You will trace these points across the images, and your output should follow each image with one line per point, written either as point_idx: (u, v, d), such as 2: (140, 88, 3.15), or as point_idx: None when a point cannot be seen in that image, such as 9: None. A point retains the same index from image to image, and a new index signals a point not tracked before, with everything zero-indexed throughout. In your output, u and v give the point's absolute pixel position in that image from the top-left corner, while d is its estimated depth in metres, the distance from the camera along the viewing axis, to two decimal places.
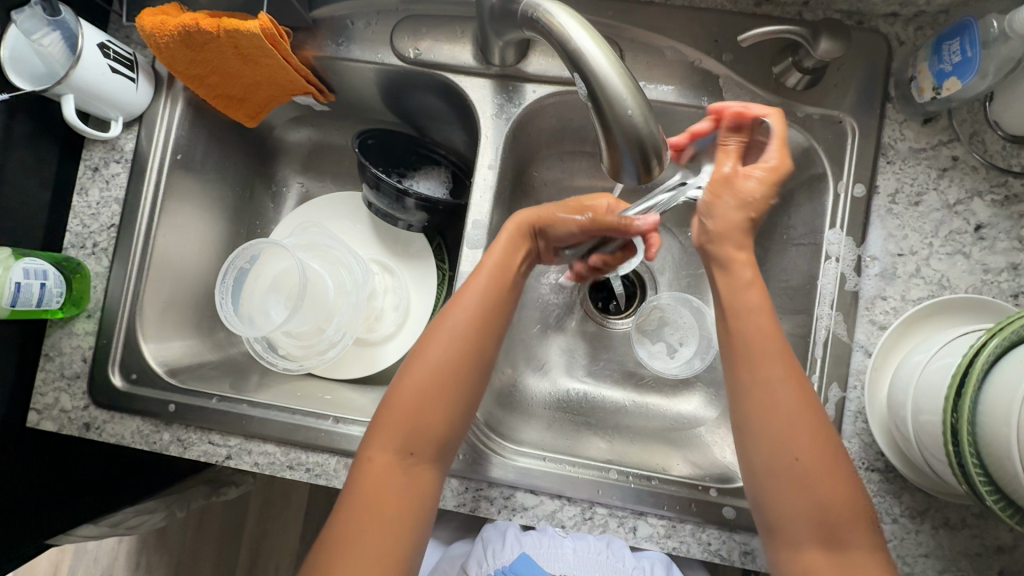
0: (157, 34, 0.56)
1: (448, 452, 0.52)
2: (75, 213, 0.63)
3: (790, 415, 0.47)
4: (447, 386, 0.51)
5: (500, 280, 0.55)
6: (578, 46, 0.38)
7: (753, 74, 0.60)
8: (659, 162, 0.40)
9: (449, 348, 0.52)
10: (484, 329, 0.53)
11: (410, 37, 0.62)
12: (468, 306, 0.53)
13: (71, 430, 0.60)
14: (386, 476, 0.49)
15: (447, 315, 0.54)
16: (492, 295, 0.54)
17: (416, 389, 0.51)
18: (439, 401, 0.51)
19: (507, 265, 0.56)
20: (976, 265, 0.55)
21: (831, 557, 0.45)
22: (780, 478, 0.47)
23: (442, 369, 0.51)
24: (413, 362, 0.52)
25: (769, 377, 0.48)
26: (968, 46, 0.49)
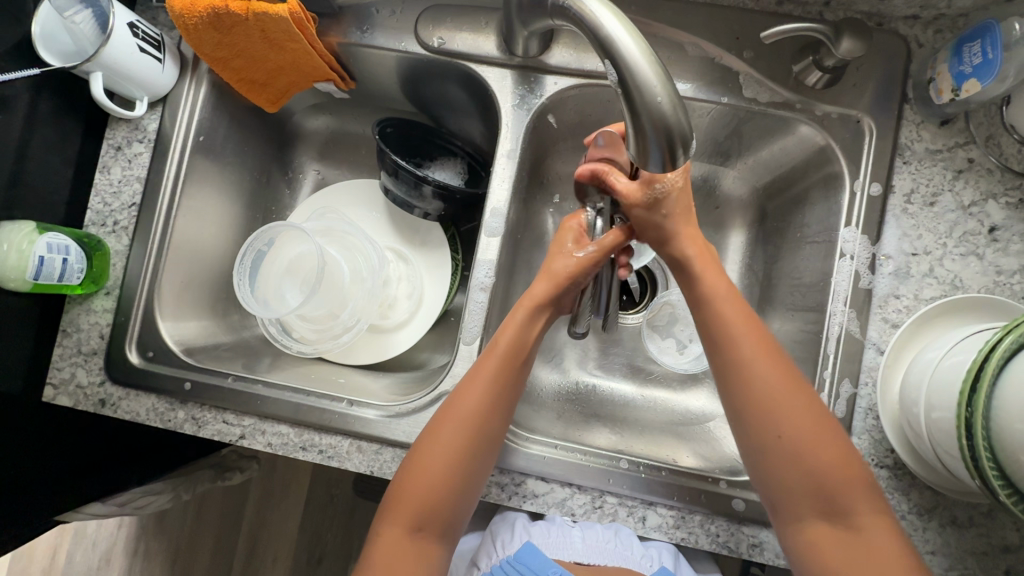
0: (186, 15, 0.56)
1: (455, 530, 0.53)
2: (97, 190, 0.63)
3: (776, 392, 0.49)
4: (456, 473, 0.52)
5: (509, 360, 0.55)
6: (610, 34, 0.39)
7: (773, 71, 0.61)
8: (686, 152, 0.40)
9: (458, 433, 0.52)
10: (493, 414, 0.53)
11: (434, 26, 0.63)
12: (480, 390, 0.53)
13: (87, 405, 0.60)
14: (396, 555, 0.50)
15: (457, 399, 0.54)
16: (502, 376, 0.54)
17: (424, 472, 0.52)
18: (446, 485, 0.52)
19: (517, 346, 0.56)
20: (989, 266, 0.56)
21: (836, 527, 0.46)
22: (775, 453, 0.48)
23: (453, 458, 0.52)
24: (424, 447, 0.53)
25: (751, 362, 0.50)
26: (989, 48, 0.50)
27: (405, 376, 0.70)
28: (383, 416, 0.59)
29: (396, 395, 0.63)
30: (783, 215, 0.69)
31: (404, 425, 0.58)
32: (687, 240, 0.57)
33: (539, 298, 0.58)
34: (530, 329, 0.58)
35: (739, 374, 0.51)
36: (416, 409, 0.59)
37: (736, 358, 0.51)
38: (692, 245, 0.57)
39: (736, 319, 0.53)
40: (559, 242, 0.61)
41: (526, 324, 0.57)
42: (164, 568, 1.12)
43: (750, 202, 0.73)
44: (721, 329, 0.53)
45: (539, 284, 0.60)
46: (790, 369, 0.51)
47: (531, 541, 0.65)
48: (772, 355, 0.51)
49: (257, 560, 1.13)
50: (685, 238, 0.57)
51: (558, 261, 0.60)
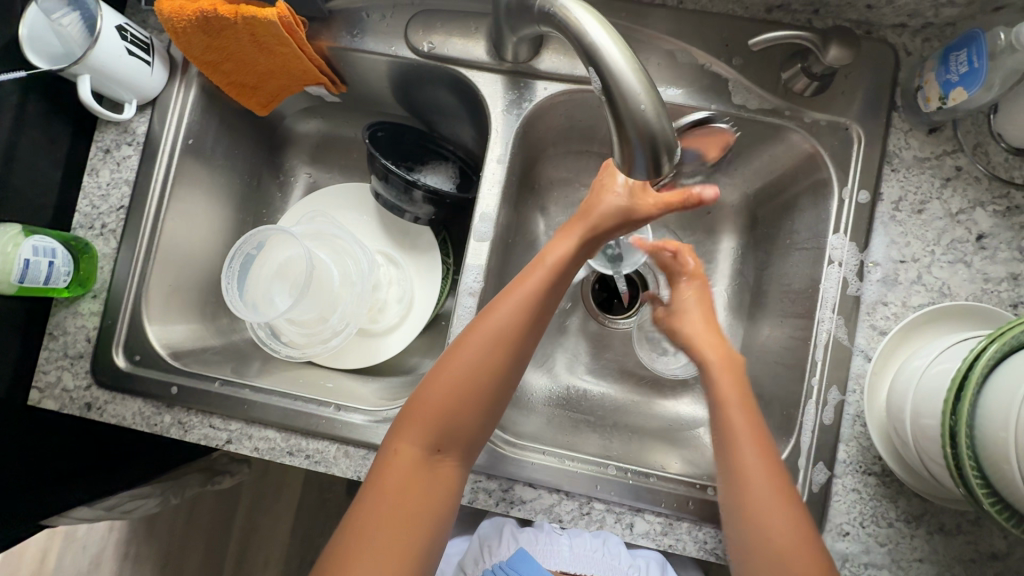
0: (174, 18, 0.56)
1: (474, 452, 0.53)
2: (85, 193, 0.63)
3: (754, 470, 0.50)
4: (482, 387, 0.52)
5: (548, 279, 0.56)
6: (595, 41, 0.39)
7: (762, 79, 0.61)
8: (671, 159, 0.41)
9: (489, 347, 0.52)
10: (525, 333, 0.54)
11: (424, 31, 0.63)
12: (512, 306, 0.54)
13: (73, 409, 0.60)
14: (412, 467, 0.50)
15: (490, 314, 0.54)
16: (540, 297, 0.55)
17: (450, 383, 0.52)
18: (471, 400, 0.52)
19: (561, 266, 0.57)
20: (977, 274, 0.56)
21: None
22: (757, 561, 0.48)
23: (479, 369, 0.52)
24: (451, 360, 0.53)
25: (750, 469, 0.50)
26: (975, 57, 0.50)
27: (395, 381, 0.70)
28: (371, 420, 0.59)
29: (384, 400, 0.63)
30: (773, 221, 0.69)
31: None
32: (710, 347, 0.60)
33: (597, 226, 0.58)
34: (574, 255, 0.58)
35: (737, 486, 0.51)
36: None
37: (738, 466, 0.51)
38: (727, 379, 0.56)
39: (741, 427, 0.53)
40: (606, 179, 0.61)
41: (571, 249, 0.58)
42: (154, 572, 1.11)
43: (741, 209, 0.73)
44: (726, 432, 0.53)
45: (598, 207, 0.59)
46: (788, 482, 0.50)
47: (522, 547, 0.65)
48: (773, 465, 0.51)
49: (248, 564, 1.13)
50: (715, 349, 0.60)
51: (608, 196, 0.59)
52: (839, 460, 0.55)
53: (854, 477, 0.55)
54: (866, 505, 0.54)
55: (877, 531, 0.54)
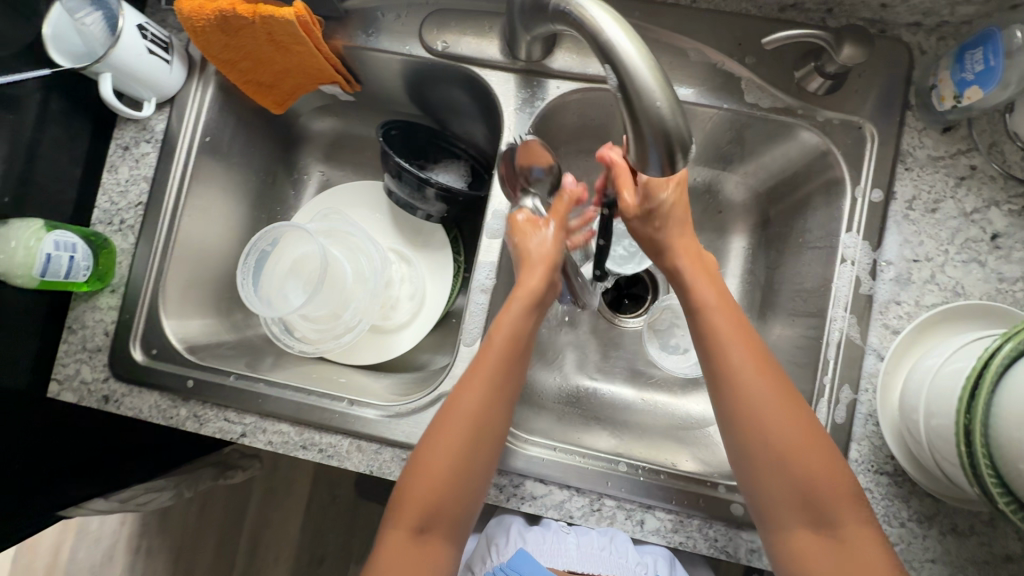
0: (194, 17, 0.57)
1: (462, 527, 0.53)
2: (104, 189, 0.64)
3: (758, 393, 0.49)
4: (461, 471, 0.51)
5: (507, 353, 0.55)
6: (610, 40, 0.39)
7: (775, 77, 0.61)
8: (684, 156, 0.41)
9: (462, 429, 0.52)
10: (495, 408, 0.53)
11: (438, 30, 0.64)
12: (481, 384, 0.54)
13: (90, 401, 0.61)
14: (404, 554, 0.50)
15: (459, 395, 0.54)
16: (503, 370, 0.55)
17: (428, 471, 0.51)
18: (450, 484, 0.51)
19: (514, 338, 0.56)
20: (991, 273, 0.55)
21: (820, 536, 0.46)
22: (776, 484, 0.48)
23: (458, 452, 0.51)
24: (428, 446, 0.52)
25: (749, 385, 0.50)
26: (991, 55, 0.50)
27: (406, 377, 0.70)
28: (383, 415, 0.59)
29: (397, 396, 0.63)
30: (785, 220, 0.69)
31: (404, 425, 0.59)
32: (682, 253, 0.59)
33: (535, 291, 0.59)
34: (525, 322, 0.57)
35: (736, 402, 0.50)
36: (416, 410, 0.59)
37: (727, 364, 0.51)
38: (709, 292, 0.55)
39: (738, 346, 0.52)
40: (522, 229, 0.61)
41: (521, 318, 0.57)
42: (165, 566, 1.12)
43: (752, 208, 0.73)
44: (719, 354, 0.52)
45: (528, 275, 0.59)
46: (789, 391, 0.50)
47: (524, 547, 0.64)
48: (773, 377, 0.50)
49: (257, 560, 1.13)
50: (704, 293, 0.56)
51: (533, 244, 0.61)
52: (851, 459, 0.55)
53: (866, 476, 0.55)
54: (878, 504, 0.54)
55: (889, 531, 0.53)
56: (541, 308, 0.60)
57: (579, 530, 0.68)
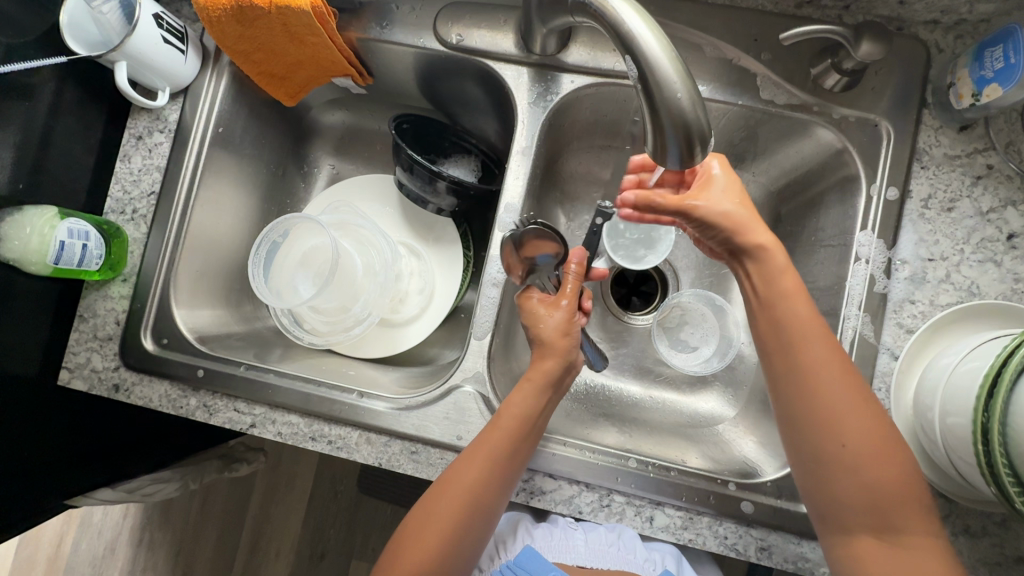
0: (210, 8, 0.57)
1: None
2: (117, 178, 0.64)
3: (834, 390, 0.48)
4: (451, 549, 0.51)
5: (513, 436, 0.53)
6: (632, 30, 0.39)
7: (791, 73, 0.60)
8: (702, 149, 0.41)
9: (456, 505, 0.51)
10: (493, 488, 0.52)
11: (453, 23, 0.64)
12: (480, 464, 0.52)
13: (101, 390, 0.61)
14: None
15: (456, 472, 0.53)
16: (508, 449, 0.53)
17: (420, 544, 0.51)
18: (442, 554, 0.51)
19: (523, 421, 0.54)
20: (1007, 274, 0.55)
21: (884, 543, 0.46)
22: (848, 487, 0.47)
23: (451, 526, 0.51)
24: (421, 520, 0.52)
25: (828, 380, 0.48)
26: (1011, 52, 0.50)
27: (415, 371, 0.70)
28: (393, 408, 0.59)
29: (406, 389, 0.63)
30: (798, 218, 0.68)
31: (414, 419, 0.58)
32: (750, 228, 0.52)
33: (548, 373, 0.56)
34: (535, 403, 0.55)
35: (810, 392, 0.49)
36: (426, 402, 0.59)
37: (805, 362, 0.49)
38: (764, 232, 0.52)
39: (815, 337, 0.50)
40: (533, 311, 0.59)
41: (532, 399, 0.55)
42: (167, 558, 1.12)
43: (764, 205, 0.72)
44: (798, 343, 0.50)
45: (543, 359, 0.57)
46: (868, 397, 0.48)
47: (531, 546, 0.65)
48: (850, 375, 0.49)
49: (259, 554, 1.14)
50: (753, 232, 0.52)
51: (546, 328, 0.58)
52: None
53: None
54: None
55: None
56: (553, 393, 0.57)
57: (587, 525, 0.68)
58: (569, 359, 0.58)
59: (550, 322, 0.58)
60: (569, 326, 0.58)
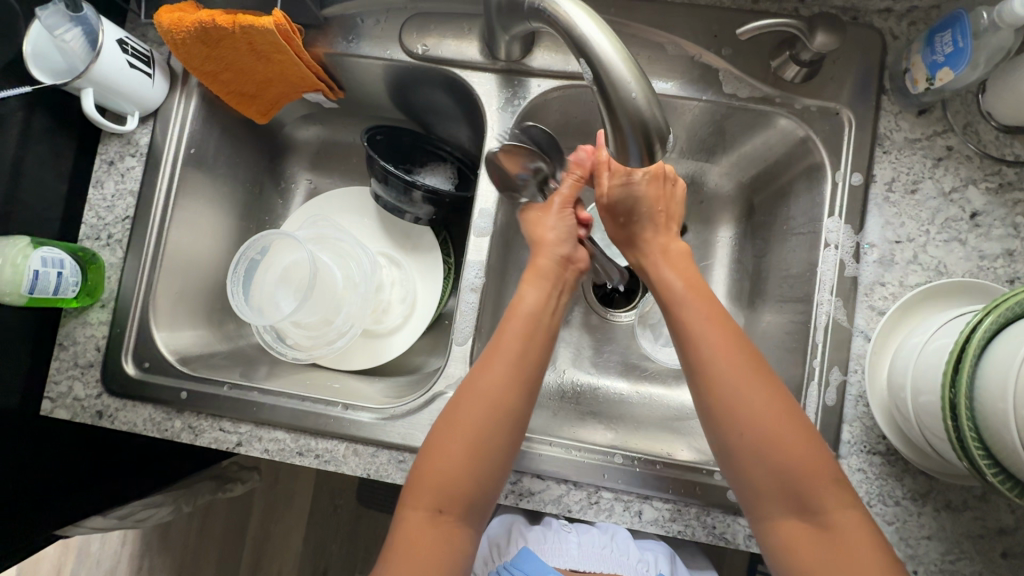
0: (174, 30, 0.57)
1: (477, 510, 0.52)
2: (91, 205, 0.64)
3: (731, 379, 0.50)
4: (479, 444, 0.52)
5: (525, 331, 0.57)
6: (584, 33, 0.40)
7: (752, 67, 0.62)
8: (662, 146, 0.41)
9: (483, 405, 0.53)
10: (516, 386, 0.54)
11: (417, 34, 0.64)
12: (501, 364, 0.54)
13: (84, 418, 0.61)
14: (423, 531, 0.50)
15: (476, 377, 0.54)
16: (520, 348, 0.56)
17: (446, 450, 0.52)
18: (469, 459, 0.51)
19: (532, 317, 0.58)
20: (973, 251, 0.56)
21: (806, 522, 0.46)
22: (758, 474, 0.48)
23: (483, 420, 0.52)
24: (447, 422, 0.53)
25: (724, 371, 0.50)
26: (959, 36, 0.51)
27: (400, 380, 0.71)
28: (380, 418, 0.59)
29: (391, 399, 0.63)
30: (769, 208, 0.69)
31: (400, 428, 0.59)
32: (665, 265, 0.60)
33: (542, 268, 0.62)
34: (540, 302, 0.59)
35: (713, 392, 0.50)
36: (411, 411, 0.59)
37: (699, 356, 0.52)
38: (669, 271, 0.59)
39: (712, 338, 0.52)
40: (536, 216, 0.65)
41: (537, 300, 0.59)
42: None
43: (736, 197, 0.73)
44: (694, 340, 0.53)
45: (540, 255, 0.62)
46: (770, 379, 0.50)
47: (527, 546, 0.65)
48: (747, 362, 0.50)
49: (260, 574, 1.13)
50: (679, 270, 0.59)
51: (542, 228, 0.63)
52: (844, 441, 0.56)
53: (860, 457, 0.55)
54: (872, 484, 0.55)
55: (885, 510, 0.54)
56: (554, 288, 0.61)
57: (580, 527, 0.69)
58: (566, 250, 0.63)
59: (547, 223, 0.64)
60: (564, 219, 0.64)
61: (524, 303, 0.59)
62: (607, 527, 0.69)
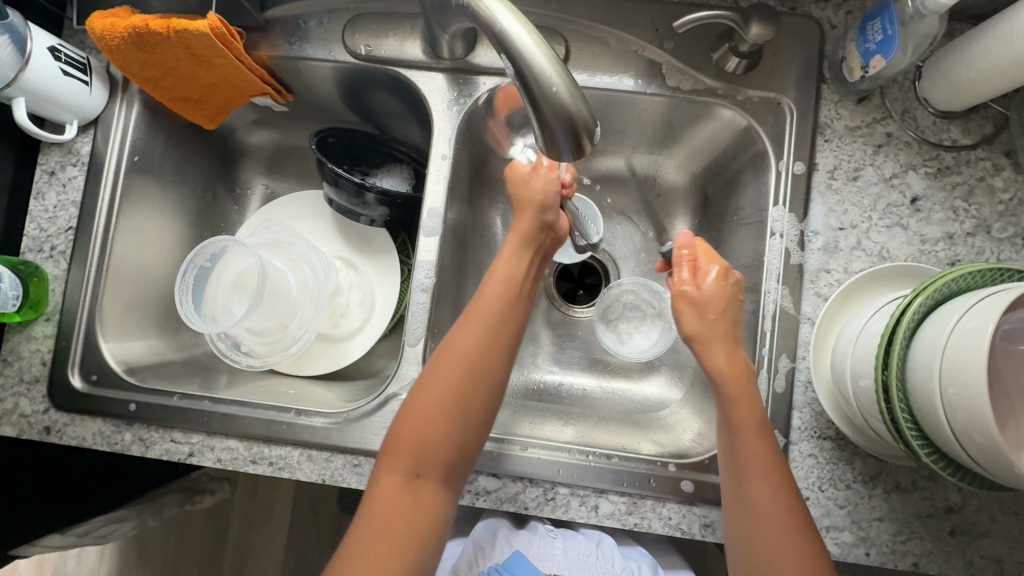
0: (107, 36, 0.57)
1: (456, 476, 0.52)
2: (32, 217, 0.63)
3: (756, 461, 0.49)
4: (456, 404, 0.52)
5: (503, 293, 0.59)
6: (505, 30, 0.40)
7: (695, 60, 0.62)
8: (591, 140, 0.42)
9: (458, 370, 0.53)
10: (492, 349, 0.55)
11: (362, 35, 0.64)
12: (476, 326, 0.56)
13: (31, 434, 0.59)
14: (397, 493, 0.50)
15: (455, 337, 0.56)
16: (499, 312, 0.57)
17: (420, 414, 0.52)
18: (444, 423, 0.52)
19: (507, 281, 0.60)
20: (914, 236, 0.57)
21: None
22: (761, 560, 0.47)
23: (460, 379, 0.53)
24: (426, 382, 0.54)
25: (752, 454, 0.50)
26: (888, 24, 0.52)
27: (359, 384, 0.70)
28: (333, 423, 0.59)
29: (345, 403, 0.63)
30: (721, 200, 0.70)
31: (355, 431, 0.58)
32: (717, 346, 0.55)
33: (525, 230, 0.62)
34: (517, 265, 0.61)
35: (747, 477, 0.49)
36: (364, 414, 0.59)
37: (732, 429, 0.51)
38: (722, 358, 0.54)
39: (751, 426, 0.51)
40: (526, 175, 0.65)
41: (513, 262, 0.61)
42: None
43: (691, 189, 0.74)
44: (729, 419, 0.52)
45: (522, 216, 0.63)
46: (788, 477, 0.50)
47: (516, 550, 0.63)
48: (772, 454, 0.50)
49: None
50: (710, 353, 0.55)
51: (527, 188, 0.65)
52: (794, 427, 0.56)
53: (810, 443, 0.56)
54: (823, 469, 0.55)
55: (836, 494, 0.55)
56: (535, 252, 0.62)
57: (565, 534, 0.67)
58: (548, 215, 0.64)
59: (532, 181, 0.65)
60: (549, 191, 0.64)
61: (501, 272, 0.60)
62: (592, 536, 0.69)
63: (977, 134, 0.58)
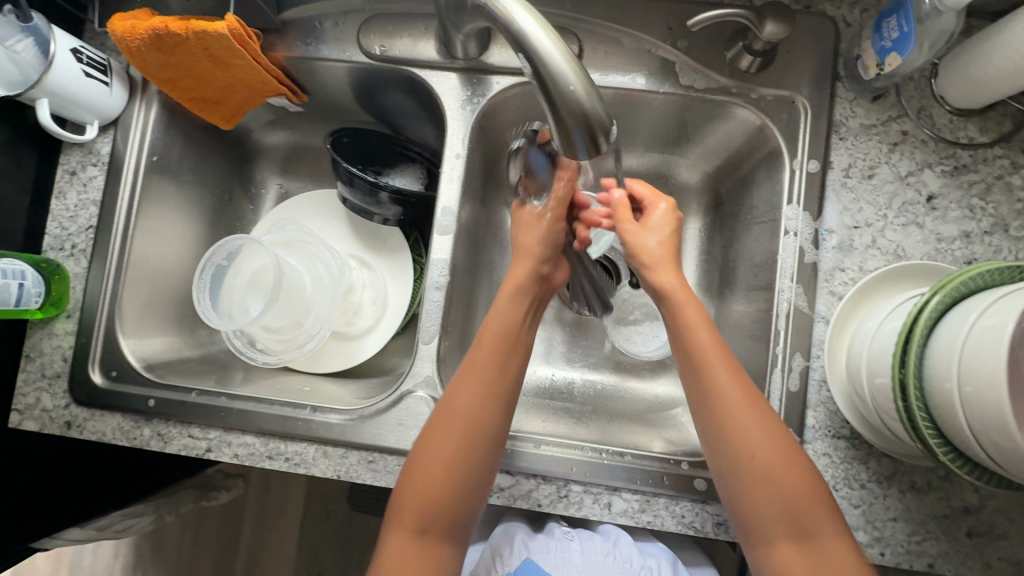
0: (128, 38, 0.57)
1: (460, 527, 0.51)
2: (54, 215, 0.64)
3: (729, 392, 0.50)
4: (456, 459, 0.51)
5: (499, 345, 0.56)
6: (522, 29, 0.40)
7: (708, 58, 0.62)
8: (606, 140, 0.42)
9: (455, 422, 0.52)
10: (489, 397, 0.54)
11: (376, 35, 0.65)
12: (471, 377, 0.54)
13: (53, 428, 0.60)
14: (406, 557, 0.49)
15: (452, 392, 0.54)
16: (494, 362, 0.55)
17: (422, 472, 0.51)
18: (446, 478, 0.51)
19: (504, 333, 0.57)
20: (930, 234, 0.57)
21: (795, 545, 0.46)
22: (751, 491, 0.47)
23: (457, 433, 0.52)
24: (425, 440, 0.52)
25: (725, 387, 0.50)
26: (904, 22, 0.51)
27: (372, 382, 0.71)
28: (348, 419, 0.59)
29: (359, 400, 0.64)
30: (734, 199, 0.70)
31: (369, 428, 0.59)
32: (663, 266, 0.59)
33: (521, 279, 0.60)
34: (514, 314, 0.59)
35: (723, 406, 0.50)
36: (378, 411, 0.59)
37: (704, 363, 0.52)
38: (672, 274, 0.58)
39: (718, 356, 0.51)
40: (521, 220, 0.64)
41: (509, 312, 0.59)
42: None
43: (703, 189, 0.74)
44: (696, 354, 0.52)
45: (518, 265, 0.62)
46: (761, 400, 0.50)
47: (530, 558, 0.62)
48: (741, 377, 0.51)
49: None
50: (660, 272, 0.58)
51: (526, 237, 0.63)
52: (808, 426, 0.56)
53: (824, 442, 0.56)
54: (838, 468, 0.55)
55: (851, 494, 0.55)
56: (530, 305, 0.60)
57: (583, 535, 0.67)
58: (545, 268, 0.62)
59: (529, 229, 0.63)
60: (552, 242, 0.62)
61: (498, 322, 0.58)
62: (611, 534, 0.68)
63: (994, 132, 0.58)
